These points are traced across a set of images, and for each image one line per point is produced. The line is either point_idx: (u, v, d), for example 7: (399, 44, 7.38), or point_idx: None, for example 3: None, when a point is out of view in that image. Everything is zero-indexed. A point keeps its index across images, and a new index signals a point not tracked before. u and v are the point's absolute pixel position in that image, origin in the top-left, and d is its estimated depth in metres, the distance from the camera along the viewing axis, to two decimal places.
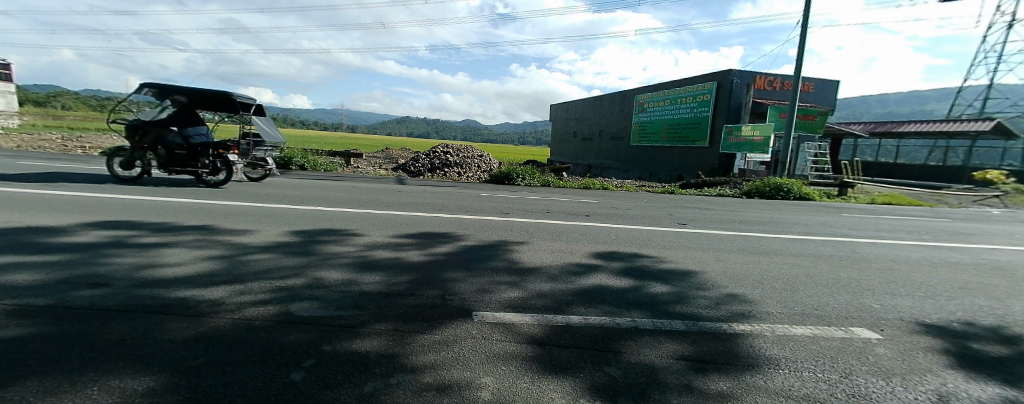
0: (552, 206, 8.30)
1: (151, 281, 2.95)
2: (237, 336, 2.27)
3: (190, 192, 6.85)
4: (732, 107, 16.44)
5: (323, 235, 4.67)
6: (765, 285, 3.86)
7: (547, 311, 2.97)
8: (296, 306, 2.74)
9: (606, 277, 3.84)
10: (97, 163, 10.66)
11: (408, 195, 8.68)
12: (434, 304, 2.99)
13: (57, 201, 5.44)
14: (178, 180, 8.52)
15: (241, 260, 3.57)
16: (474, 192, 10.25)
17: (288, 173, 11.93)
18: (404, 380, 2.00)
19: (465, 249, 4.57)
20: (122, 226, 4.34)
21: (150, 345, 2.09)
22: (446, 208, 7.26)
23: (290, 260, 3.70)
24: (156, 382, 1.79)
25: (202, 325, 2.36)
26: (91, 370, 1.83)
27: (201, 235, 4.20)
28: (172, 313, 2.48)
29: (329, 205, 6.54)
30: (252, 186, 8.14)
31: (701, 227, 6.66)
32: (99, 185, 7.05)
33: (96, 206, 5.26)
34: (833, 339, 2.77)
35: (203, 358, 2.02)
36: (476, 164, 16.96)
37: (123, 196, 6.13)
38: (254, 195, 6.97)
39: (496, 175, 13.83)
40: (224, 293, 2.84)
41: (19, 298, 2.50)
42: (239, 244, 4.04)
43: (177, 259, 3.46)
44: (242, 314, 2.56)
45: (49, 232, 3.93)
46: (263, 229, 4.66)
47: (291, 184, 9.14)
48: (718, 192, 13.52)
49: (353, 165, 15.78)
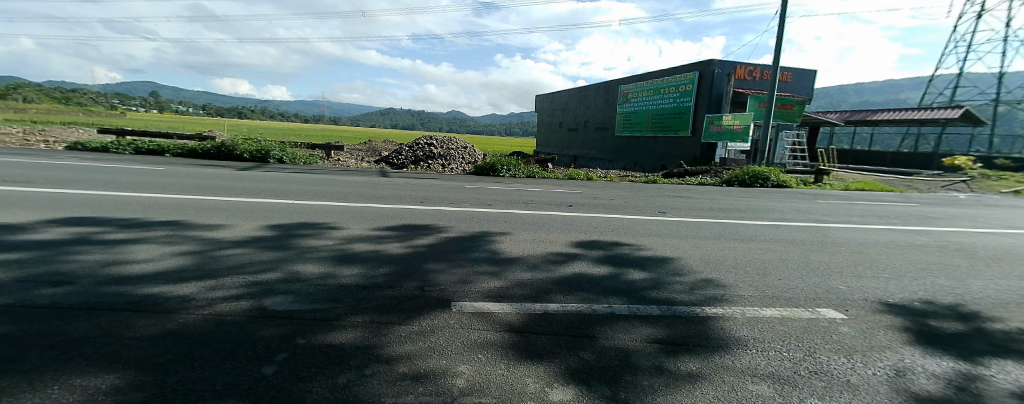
0: (537, 197, 8.32)
1: (119, 278, 2.86)
2: (208, 332, 2.23)
3: (163, 187, 6.64)
4: (713, 96, 16.66)
5: (301, 228, 4.59)
6: (738, 270, 3.97)
7: (526, 299, 3.00)
8: (270, 301, 2.70)
9: (585, 265, 3.88)
10: (62, 158, 10.19)
11: (391, 187, 8.59)
12: (412, 296, 2.98)
13: (17, 197, 5.20)
14: (148, 174, 8.24)
15: (214, 256, 3.49)
16: (458, 184, 10.19)
17: (267, 166, 11.65)
18: (380, 370, 2.00)
19: (445, 241, 4.55)
20: (89, 222, 4.18)
21: (115, 343, 2.04)
22: (428, 200, 7.20)
23: (266, 254, 3.63)
24: (121, 379, 1.76)
25: (171, 321, 2.31)
26: (51, 369, 1.78)
27: (173, 231, 4.09)
28: (140, 310, 2.41)
29: (310, 199, 6.44)
30: (228, 180, 7.93)
31: (682, 215, 6.77)
32: (64, 180, 6.73)
33: (58, 202, 5.05)
34: (800, 319, 2.88)
35: (171, 354, 1.98)
36: (461, 156, 16.80)
37: (89, 191, 5.89)
38: (229, 189, 6.79)
39: (481, 166, 13.76)
40: (196, 289, 2.77)
41: None
42: (213, 239, 3.94)
43: (146, 255, 3.35)
44: (213, 309, 2.51)
45: (6, 230, 3.75)
46: (238, 224, 4.55)
47: (269, 177, 8.91)
48: (699, 181, 13.76)
49: (335, 158, 15.49)
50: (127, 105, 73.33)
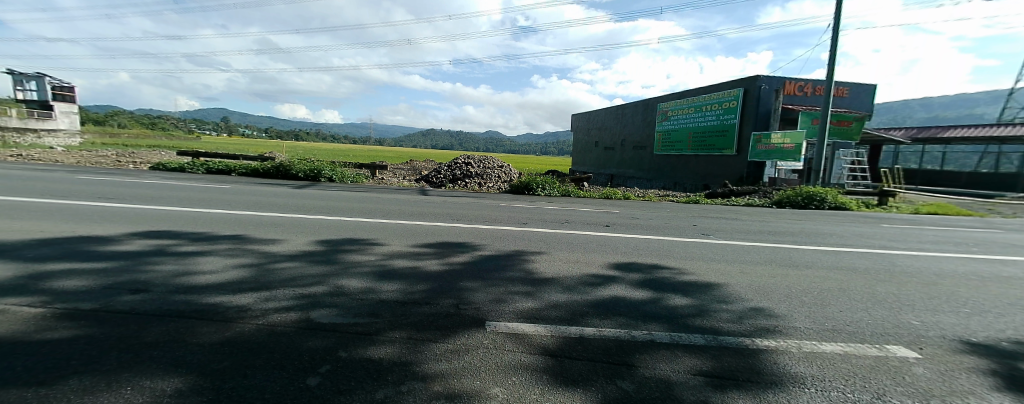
0: (572, 216, 8.24)
1: (187, 287, 3.13)
2: (260, 341, 2.37)
3: (228, 204, 7.26)
4: (760, 114, 15.95)
5: (345, 244, 4.82)
6: (791, 299, 3.67)
7: (561, 322, 2.94)
8: (316, 313, 2.84)
9: (623, 289, 3.75)
10: (146, 177, 11.48)
11: (429, 205, 8.85)
12: (447, 314, 3.02)
13: (109, 212, 5.89)
14: (216, 192, 9.06)
15: (269, 268, 3.74)
16: (494, 202, 10.33)
17: (318, 185, 12.43)
18: (415, 388, 2.04)
19: (481, 259, 4.59)
20: (165, 235, 4.64)
21: (181, 348, 2.23)
22: (465, 218, 7.34)
23: (315, 268, 3.84)
24: (184, 383, 1.90)
25: (230, 330, 2.49)
26: (127, 371, 1.97)
27: (235, 244, 4.44)
28: (202, 318, 2.62)
29: (355, 216, 6.77)
30: (283, 198, 8.53)
31: (726, 238, 6.43)
32: (147, 197, 7.55)
33: (141, 217, 5.65)
34: (865, 357, 2.61)
35: (228, 361, 2.12)
36: (497, 175, 17.04)
37: (167, 207, 6.55)
38: (284, 207, 7.28)
39: (516, 185, 13.88)
40: (252, 299, 2.98)
41: (67, 302, 2.71)
42: (268, 253, 4.23)
43: (211, 266, 3.66)
44: (266, 319, 2.67)
45: (99, 241, 4.24)
46: (290, 239, 4.85)
47: (319, 195, 9.50)
48: (746, 202, 13.05)
49: (378, 177, 16.26)
50: (201, 128, 81.59)
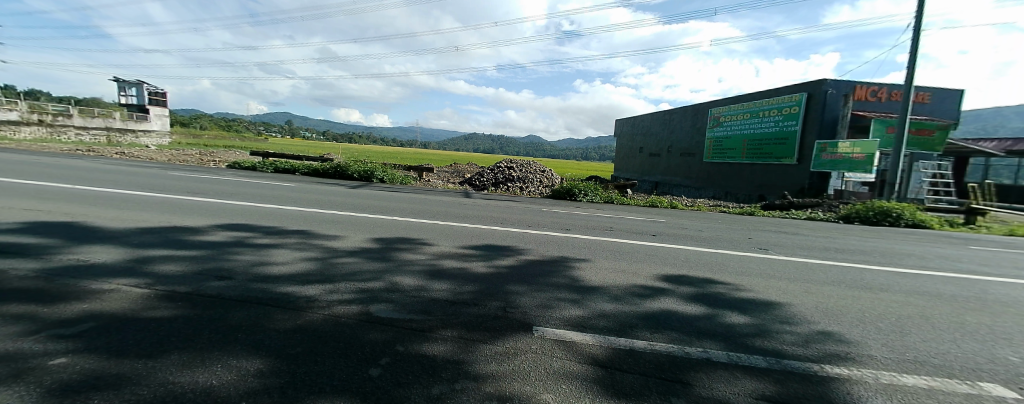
0: (617, 224, 8.07)
1: (263, 276, 3.44)
2: (327, 330, 2.56)
3: (293, 201, 7.88)
4: (825, 121, 14.80)
5: (398, 243, 5.05)
6: (863, 324, 3.36)
7: (610, 332, 2.90)
8: (375, 307, 3.01)
9: (674, 302, 3.62)
10: (224, 174, 12.73)
11: (474, 208, 9.05)
12: (495, 316, 3.08)
13: (197, 205, 6.60)
14: (282, 189, 9.86)
15: (331, 262, 4.01)
16: (537, 207, 10.37)
17: (371, 185, 13.12)
18: (468, 386, 2.10)
19: (527, 264, 4.63)
20: (243, 228, 5.13)
21: (260, 332, 2.45)
22: (509, 222, 7.43)
23: (371, 264, 4.06)
24: (265, 364, 2.10)
25: (301, 318, 2.70)
26: (218, 349, 2.20)
27: (301, 239, 4.81)
28: (277, 306, 2.86)
29: (405, 216, 7.08)
30: (341, 197, 9.09)
31: (786, 254, 6.00)
32: (226, 193, 8.36)
33: (223, 211, 6.28)
34: (955, 394, 2.34)
35: (300, 347, 2.31)
36: (540, 180, 17.08)
37: (243, 202, 7.23)
38: (342, 205, 7.78)
39: (559, 190, 13.82)
40: (318, 291, 3.21)
41: (167, 285, 3.07)
42: (330, 248, 4.54)
43: (282, 258, 3.99)
44: (331, 310, 2.87)
45: (190, 231, 4.77)
46: (349, 236, 5.16)
47: (372, 195, 10.04)
48: (807, 215, 12.12)
49: (424, 179, 16.88)
50: (266, 130, 88.82)
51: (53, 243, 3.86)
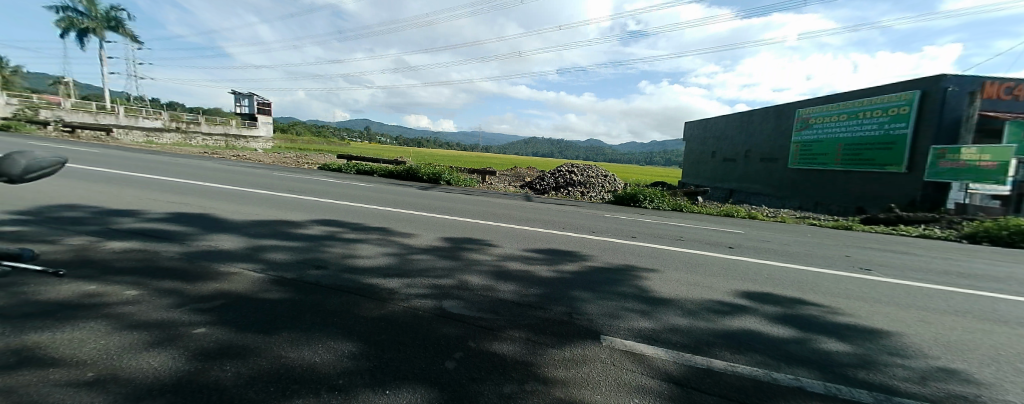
0: (687, 234, 7.62)
1: (351, 268, 3.81)
2: (407, 321, 2.76)
3: (372, 200, 8.59)
4: (944, 123, 12.75)
5: (467, 243, 5.28)
6: (1001, 364, 2.82)
7: (683, 348, 2.76)
8: (448, 303, 3.18)
9: (756, 322, 3.34)
10: (314, 175, 14.26)
11: (536, 211, 9.13)
12: (562, 321, 3.09)
13: (295, 202, 7.49)
14: (362, 190, 10.79)
15: (408, 258, 4.31)
16: (600, 212, 10.15)
17: (439, 187, 13.83)
18: (538, 389, 2.14)
19: (592, 270, 4.57)
20: (332, 223, 5.71)
21: (351, 318, 2.73)
22: (572, 227, 7.38)
23: (443, 262, 4.30)
24: (356, 348, 2.33)
25: (384, 308, 2.95)
26: (318, 331, 2.49)
27: (381, 235, 5.23)
28: (364, 295, 3.15)
29: (471, 217, 7.37)
30: (412, 198, 9.71)
31: (894, 276, 5.22)
32: (317, 192, 9.37)
33: (315, 207, 7.05)
34: None
35: (385, 335, 2.52)
36: (602, 185, 16.70)
37: (331, 200, 8.05)
38: (414, 205, 8.30)
39: (622, 196, 13.40)
40: (398, 284, 3.48)
41: (277, 270, 3.54)
42: (406, 245, 4.88)
43: (366, 252, 4.38)
44: (409, 303, 3.10)
45: (291, 225, 5.43)
46: (422, 234, 5.51)
47: (440, 197, 10.57)
48: (918, 232, 10.42)
49: (487, 182, 17.37)
50: (347, 134, 97.67)
51: (192, 231, 4.65)
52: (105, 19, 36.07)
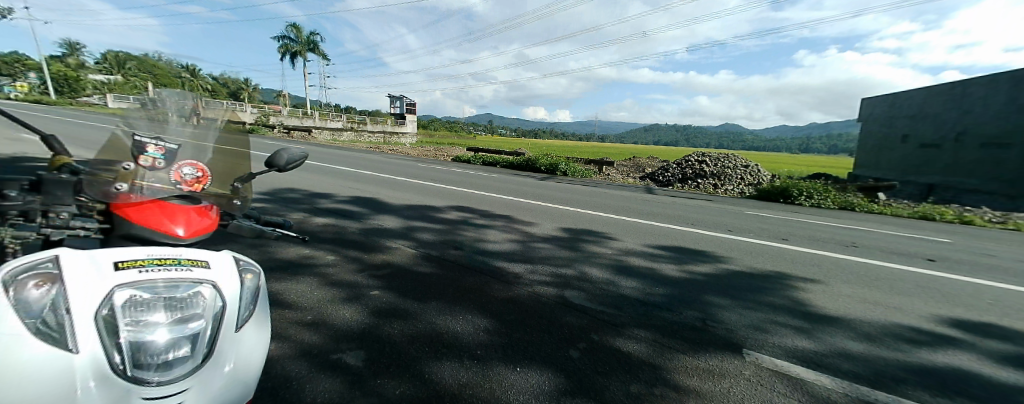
0: (861, 239, 6.17)
1: (482, 251, 4.19)
2: (533, 306, 2.93)
3: (497, 190, 9.21)
4: None
5: (586, 235, 5.27)
6: None
7: (856, 379, 2.28)
8: (570, 293, 3.25)
9: (973, 361, 2.55)
10: (447, 166, 15.96)
11: (660, 205, 8.53)
12: (694, 326, 2.86)
13: (434, 189, 8.54)
14: (488, 180, 11.66)
15: (531, 246, 4.53)
16: (737, 208, 8.94)
17: (557, 178, 14.01)
18: (667, 395, 2.04)
19: (729, 274, 4.09)
20: (465, 210, 6.35)
21: (485, 296, 3.02)
22: (702, 223, 6.69)
23: (565, 252, 4.39)
24: (490, 325, 2.58)
25: (512, 291, 3.18)
26: (458, 304, 2.83)
27: (506, 222, 5.60)
28: (494, 277, 3.45)
29: (591, 209, 7.30)
30: (532, 188, 10.06)
31: None
32: (451, 181, 10.48)
33: (450, 195, 7.92)
34: None
35: (514, 316, 2.73)
36: (742, 177, 14.51)
37: (462, 189, 8.92)
38: (534, 195, 8.62)
39: (769, 190, 11.43)
40: (523, 270, 3.70)
41: (424, 248, 4.12)
42: (529, 233, 5.13)
43: (495, 238, 4.76)
44: (534, 289, 3.27)
45: (433, 209, 6.22)
46: (543, 223, 5.71)
47: (559, 187, 10.72)
48: None
49: (605, 173, 16.88)
50: (473, 127, 105.92)
51: (363, 211, 5.73)
52: (307, 41, 45.81)
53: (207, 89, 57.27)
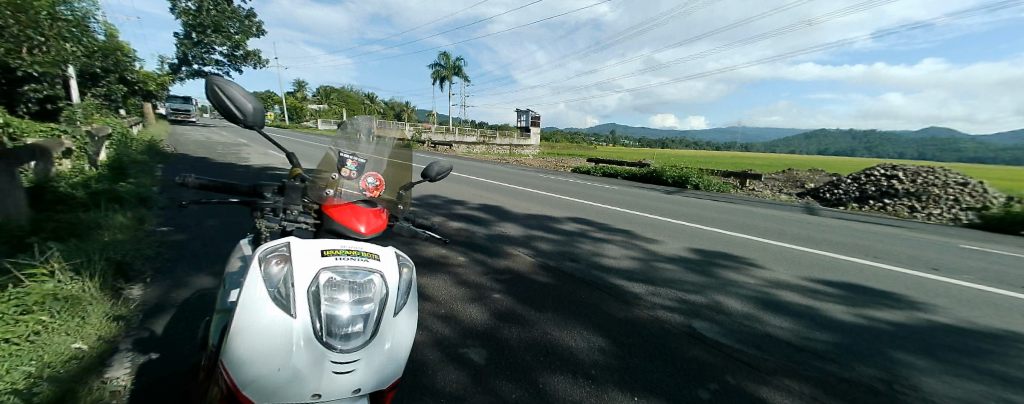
0: None
1: (601, 266, 4.10)
2: (654, 332, 2.74)
3: (618, 202, 8.89)
4: None
5: (721, 258, 4.67)
6: None
7: None
8: (699, 323, 2.93)
9: None
10: (569, 177, 16.10)
11: (825, 229, 7.00)
12: (872, 390, 2.25)
13: (555, 200, 8.71)
14: (610, 192, 11.34)
15: (654, 266, 4.23)
16: (950, 240, 6.73)
17: (688, 192, 12.78)
18: None
19: (932, 327, 3.10)
20: (584, 222, 6.30)
21: (602, 314, 2.95)
22: (890, 257, 5.24)
23: (694, 276, 3.97)
24: (606, 345, 2.51)
25: (631, 312, 3.03)
26: (574, 319, 2.83)
27: (628, 238, 5.35)
28: (613, 294, 3.34)
29: (728, 229, 6.44)
30: (658, 202, 9.38)
31: None
32: (572, 192, 10.54)
33: (570, 206, 7.97)
34: None
35: (633, 340, 2.59)
36: (968, 191, 10.64)
37: (583, 201, 8.88)
38: (660, 210, 8.03)
39: (1011, 219, 8.26)
40: (645, 291, 3.48)
41: (543, 258, 4.23)
42: (653, 251, 4.79)
43: (614, 253, 4.60)
44: (656, 313, 3.05)
45: (553, 220, 6.35)
46: (669, 242, 5.27)
47: (690, 203, 9.75)
48: None
49: (749, 188, 14.68)
50: (596, 138, 104.55)
51: (489, 218, 6.20)
52: (454, 66, 52.16)
53: (377, 111, 70.04)
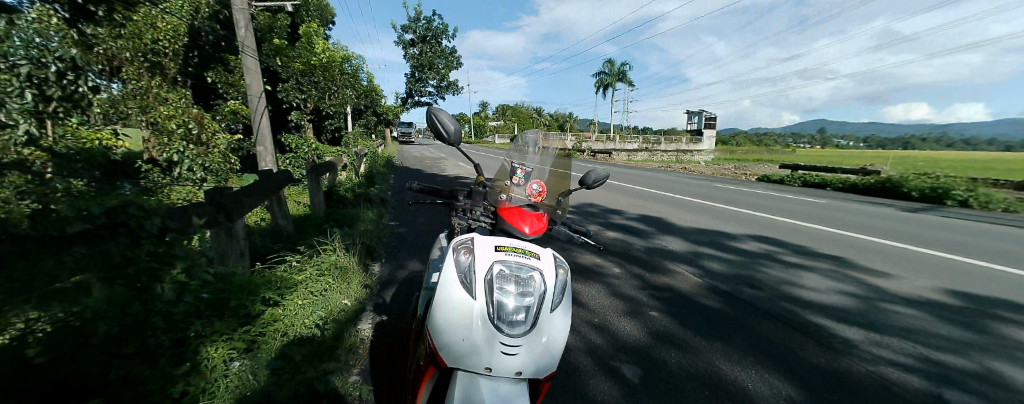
0: None
1: (793, 298, 3.39)
2: (874, 393, 2.12)
3: (825, 220, 7.07)
4: None
5: (1009, 310, 3.20)
6: None
7: None
8: (957, 395, 2.12)
9: None
10: (753, 187, 13.64)
11: None
12: None
13: (733, 214, 7.57)
14: (813, 206, 9.09)
15: (879, 307, 3.24)
16: None
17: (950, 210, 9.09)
18: None
19: None
20: (772, 242, 5.29)
21: (791, 357, 2.46)
22: None
23: (951, 330, 2.86)
24: (797, 395, 2.10)
25: (838, 362, 2.42)
26: (752, 356, 2.46)
27: (837, 267, 4.24)
28: (809, 336, 2.74)
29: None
30: (892, 222, 7.02)
31: None
32: (757, 205, 8.93)
33: (753, 221, 6.79)
34: None
35: (839, 397, 2.08)
36: None
37: (771, 216, 7.42)
38: (895, 234, 6.00)
39: None
40: (861, 338, 2.72)
41: (714, 280, 3.78)
42: (879, 288, 3.66)
43: (814, 284, 3.72)
44: (879, 370, 2.35)
45: (729, 237, 5.56)
46: (907, 278, 3.93)
47: (952, 225, 6.95)
48: None
49: None
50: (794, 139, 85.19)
51: (651, 230, 5.88)
52: (619, 72, 51.24)
53: (543, 123, 74.94)
